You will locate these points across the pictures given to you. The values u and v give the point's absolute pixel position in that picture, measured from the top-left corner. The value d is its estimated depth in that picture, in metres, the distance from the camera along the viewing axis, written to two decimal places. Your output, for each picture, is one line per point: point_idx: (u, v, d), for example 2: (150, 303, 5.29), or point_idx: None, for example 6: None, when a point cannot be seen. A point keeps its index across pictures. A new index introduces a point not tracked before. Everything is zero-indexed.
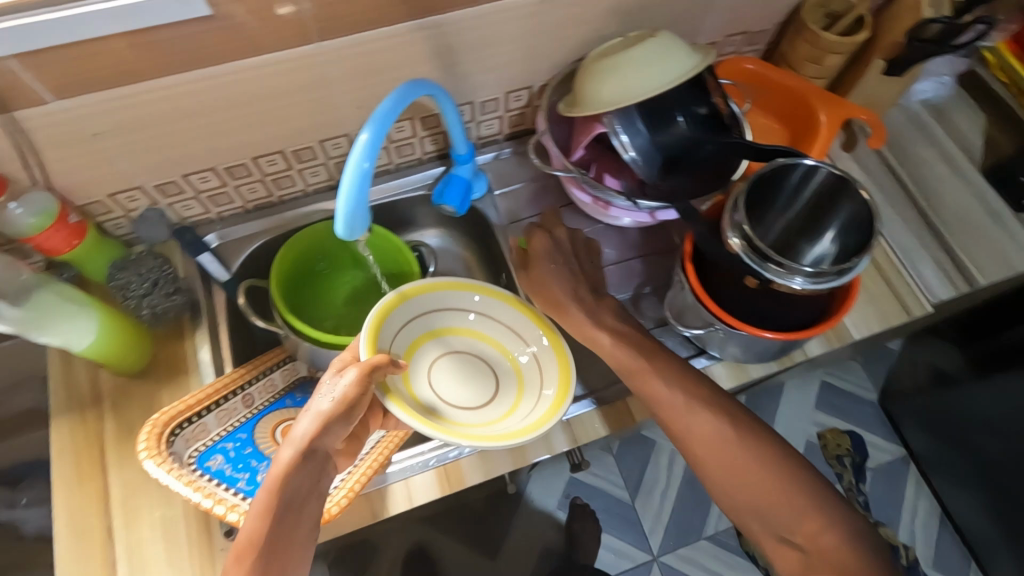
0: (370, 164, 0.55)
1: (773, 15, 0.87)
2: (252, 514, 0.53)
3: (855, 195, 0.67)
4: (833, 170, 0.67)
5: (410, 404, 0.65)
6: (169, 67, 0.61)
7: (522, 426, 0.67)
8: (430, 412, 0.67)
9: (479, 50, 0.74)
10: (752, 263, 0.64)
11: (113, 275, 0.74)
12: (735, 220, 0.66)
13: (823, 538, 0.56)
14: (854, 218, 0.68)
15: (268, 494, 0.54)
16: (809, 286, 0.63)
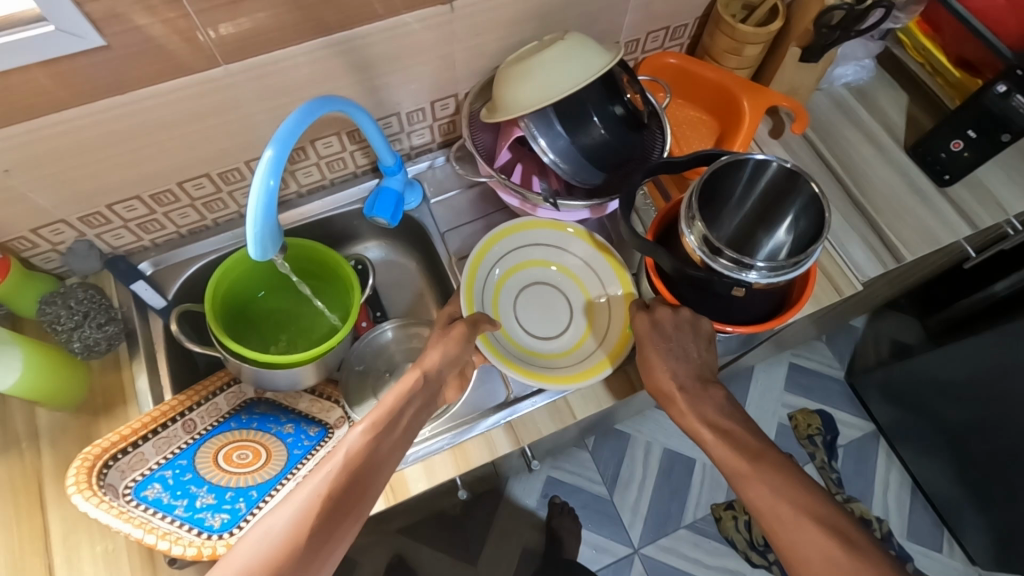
0: (276, 181, 0.55)
1: (690, 9, 0.89)
2: (357, 430, 0.59)
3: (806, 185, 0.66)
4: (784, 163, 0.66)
5: (500, 346, 0.75)
6: (72, 99, 0.61)
7: (591, 368, 0.74)
8: (515, 347, 0.76)
9: (395, 61, 0.74)
10: (704, 258, 0.65)
11: (43, 309, 0.74)
12: (689, 215, 0.66)
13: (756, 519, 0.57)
14: (809, 206, 0.67)
15: (379, 416, 0.61)
16: (765, 278, 0.63)
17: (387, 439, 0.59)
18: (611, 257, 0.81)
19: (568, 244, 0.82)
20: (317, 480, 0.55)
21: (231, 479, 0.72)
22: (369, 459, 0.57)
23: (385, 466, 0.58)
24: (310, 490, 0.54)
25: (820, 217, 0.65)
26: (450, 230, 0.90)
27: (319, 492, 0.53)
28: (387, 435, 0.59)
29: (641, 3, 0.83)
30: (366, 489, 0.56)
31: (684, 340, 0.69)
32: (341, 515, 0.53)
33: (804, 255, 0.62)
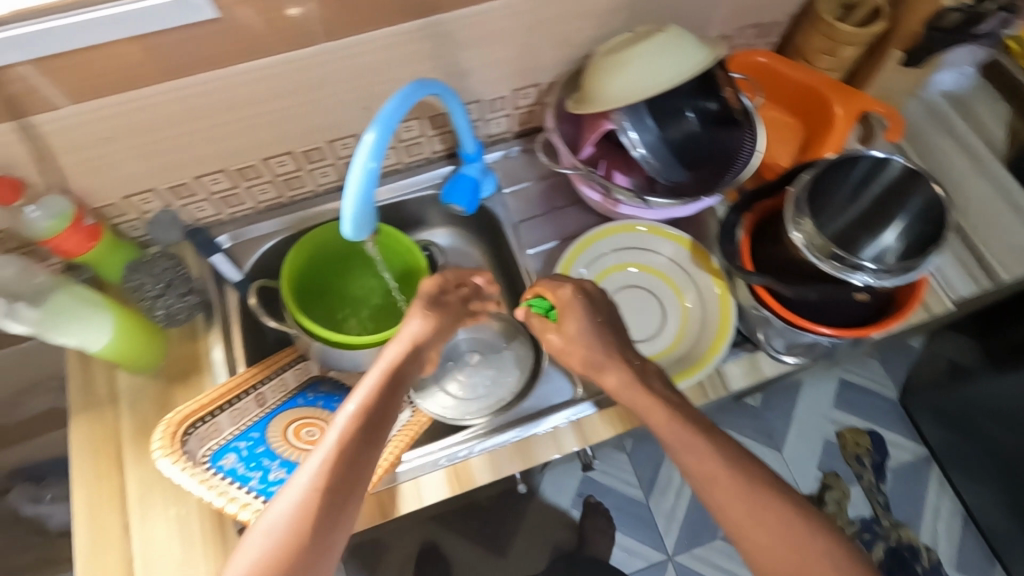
0: (376, 164, 0.55)
1: (786, 6, 0.85)
2: (345, 416, 0.61)
3: (927, 189, 0.62)
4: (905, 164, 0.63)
5: None
6: (175, 71, 0.61)
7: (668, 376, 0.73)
8: None
9: (485, 47, 0.73)
10: (813, 259, 0.62)
11: (129, 275, 0.76)
12: (798, 212, 0.63)
13: (821, 544, 0.55)
14: (925, 212, 0.63)
15: (365, 402, 0.62)
16: (874, 282, 0.60)
17: (375, 427, 0.61)
18: (710, 263, 0.78)
19: (669, 246, 0.80)
20: (314, 468, 0.57)
21: (301, 456, 0.73)
22: (360, 448, 0.59)
23: (355, 484, 0.58)
24: (308, 479, 0.56)
25: (940, 224, 0.61)
26: (522, 221, 0.88)
27: (319, 482, 0.56)
28: (372, 424, 0.61)
29: None
30: (357, 479, 0.58)
31: (607, 312, 0.70)
32: (337, 505, 0.56)
33: (917, 261, 0.60)
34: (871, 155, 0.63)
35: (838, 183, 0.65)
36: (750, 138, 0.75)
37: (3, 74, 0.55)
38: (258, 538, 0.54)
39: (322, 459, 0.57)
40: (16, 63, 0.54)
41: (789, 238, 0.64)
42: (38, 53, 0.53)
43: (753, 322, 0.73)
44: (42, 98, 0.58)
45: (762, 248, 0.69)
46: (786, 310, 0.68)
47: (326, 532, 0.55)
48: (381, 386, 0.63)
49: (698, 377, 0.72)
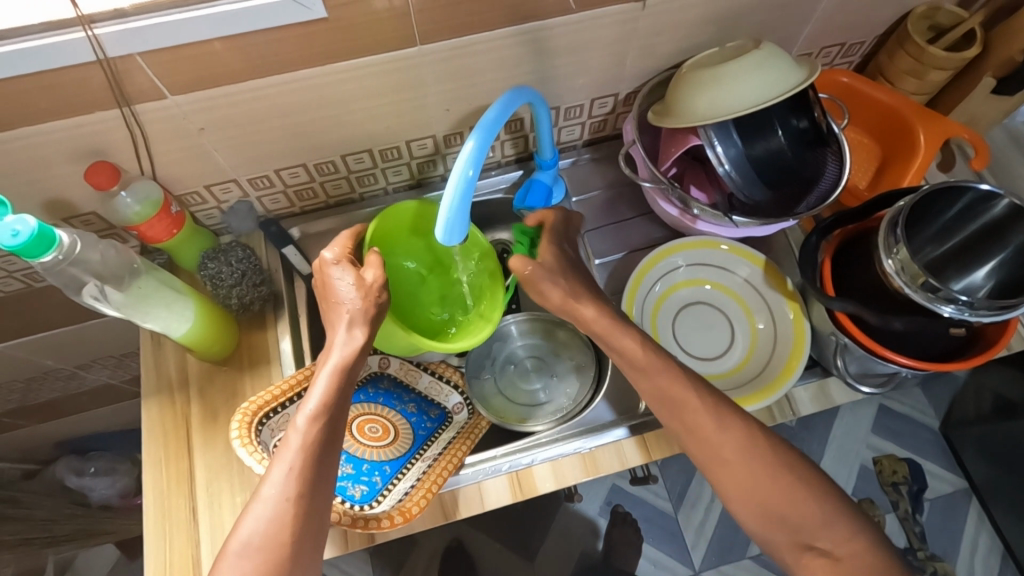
0: (473, 172, 0.55)
1: (874, 25, 0.83)
2: (306, 417, 0.58)
3: None
4: (1014, 202, 0.60)
5: None
6: (273, 68, 0.62)
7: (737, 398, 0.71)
8: None
9: (572, 54, 0.73)
10: (904, 288, 0.61)
11: (206, 263, 0.76)
12: (893, 238, 0.61)
13: (839, 532, 0.57)
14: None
15: (325, 400, 0.59)
16: (959, 316, 0.58)
17: (333, 429, 0.58)
18: (784, 284, 0.77)
19: (742, 266, 0.79)
20: (280, 478, 0.55)
21: (366, 452, 0.74)
22: (325, 448, 0.57)
23: (322, 483, 0.56)
24: (278, 489, 0.55)
25: None
26: (589, 230, 0.87)
27: (289, 492, 0.54)
28: (332, 428, 0.58)
29: (828, 14, 0.79)
30: (326, 483, 0.57)
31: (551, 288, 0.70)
32: (312, 510, 0.55)
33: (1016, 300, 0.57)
34: (978, 188, 0.61)
35: (935, 212, 0.63)
36: (835, 162, 0.74)
37: (118, 64, 0.56)
38: (235, 554, 0.53)
39: (289, 469, 0.55)
40: (134, 54, 0.55)
41: (880, 263, 0.63)
42: (154, 45, 0.55)
43: (829, 348, 0.72)
44: (148, 87, 0.59)
45: (849, 271, 0.68)
46: (865, 335, 0.66)
47: (307, 541, 0.54)
48: (335, 384, 0.61)
49: (767, 402, 0.71)
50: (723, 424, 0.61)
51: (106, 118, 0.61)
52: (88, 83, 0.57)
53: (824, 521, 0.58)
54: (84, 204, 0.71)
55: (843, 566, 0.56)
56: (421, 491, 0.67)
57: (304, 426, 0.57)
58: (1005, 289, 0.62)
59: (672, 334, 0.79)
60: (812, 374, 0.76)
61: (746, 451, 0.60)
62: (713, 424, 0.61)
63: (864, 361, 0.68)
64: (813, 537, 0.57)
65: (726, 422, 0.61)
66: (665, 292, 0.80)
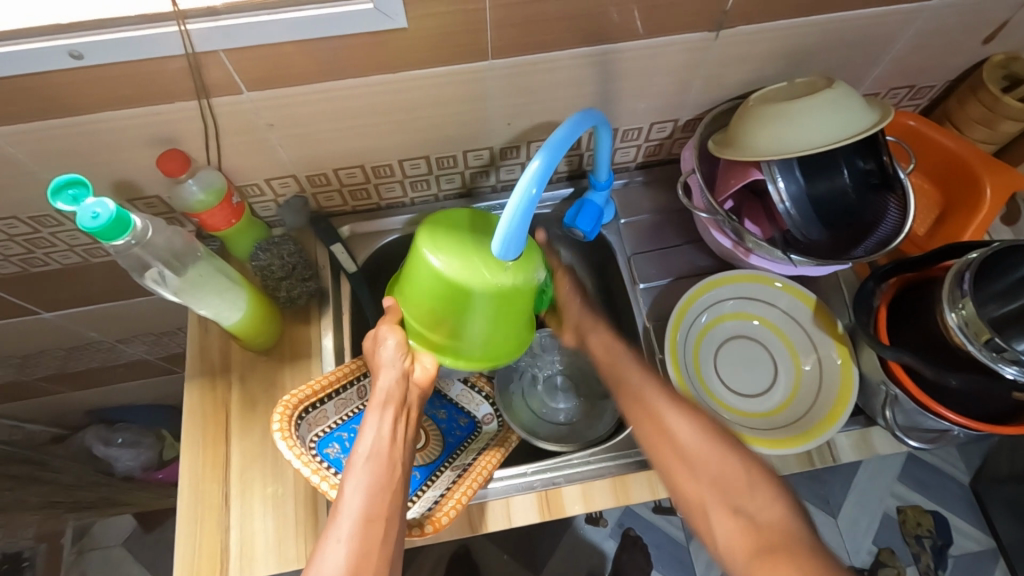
0: (537, 190, 0.54)
1: (947, 71, 0.82)
2: (360, 465, 0.58)
3: None
4: None
5: (697, 394, 0.74)
6: (345, 72, 0.63)
7: (775, 439, 0.70)
8: (711, 397, 0.75)
9: (639, 78, 0.73)
10: (966, 344, 0.59)
11: (258, 254, 0.78)
12: (959, 292, 0.60)
13: (773, 510, 0.56)
14: None
15: (376, 445, 0.60)
16: None
17: (382, 510, 0.56)
18: (836, 328, 0.75)
19: (791, 304, 0.78)
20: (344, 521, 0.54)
21: None
22: (383, 491, 0.57)
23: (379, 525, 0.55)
24: (341, 537, 0.53)
25: None
26: (636, 254, 0.87)
27: (348, 538, 0.53)
28: (381, 510, 0.55)
29: (902, 56, 0.77)
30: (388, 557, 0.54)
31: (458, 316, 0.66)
32: (380, 552, 0.53)
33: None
34: None
35: None
36: (896, 209, 0.72)
37: (202, 58, 0.57)
38: None
39: (352, 507, 0.55)
40: (219, 50, 0.57)
41: (942, 316, 0.62)
42: (240, 42, 0.56)
43: (878, 398, 0.70)
44: (228, 82, 0.61)
45: (906, 320, 0.67)
46: (915, 387, 0.65)
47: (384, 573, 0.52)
48: (375, 464, 0.58)
49: (806, 446, 0.69)
50: (677, 420, 0.64)
51: (184, 108, 0.63)
52: (171, 74, 0.59)
53: (756, 487, 0.58)
54: (150, 188, 0.74)
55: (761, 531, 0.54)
56: (450, 501, 0.67)
57: (352, 510, 0.55)
58: None
59: (710, 368, 0.78)
60: (857, 421, 0.74)
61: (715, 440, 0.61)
62: (684, 427, 0.63)
63: (909, 413, 0.67)
64: (742, 502, 0.57)
65: (686, 412, 0.64)
66: (710, 323, 0.79)
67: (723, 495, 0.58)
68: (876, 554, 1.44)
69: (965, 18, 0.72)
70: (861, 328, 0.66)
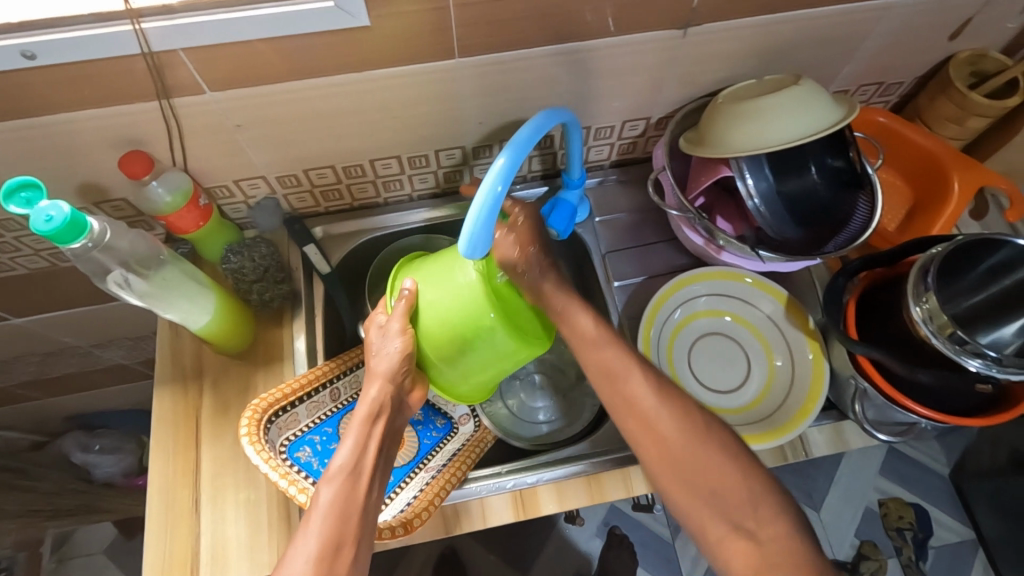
0: (502, 188, 0.55)
1: (916, 68, 0.82)
2: (331, 481, 0.57)
3: None
4: None
5: None
6: (310, 71, 0.62)
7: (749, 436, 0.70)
8: None
9: (610, 76, 0.73)
10: (931, 337, 0.59)
11: (229, 257, 0.77)
12: (923, 287, 0.60)
13: (776, 528, 0.52)
14: None
15: (352, 457, 0.59)
16: (988, 371, 0.57)
17: (349, 534, 0.55)
18: (808, 324, 0.76)
19: (765, 300, 0.78)
20: (309, 535, 0.54)
21: None
22: (351, 507, 0.56)
23: (345, 543, 0.54)
24: (304, 551, 0.53)
25: None
26: (611, 252, 0.87)
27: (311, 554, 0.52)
28: (349, 535, 0.55)
29: (871, 53, 0.78)
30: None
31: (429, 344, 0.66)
32: (340, 569, 0.52)
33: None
34: (1015, 244, 0.60)
35: (969, 263, 0.62)
36: (865, 204, 0.72)
37: (161, 58, 0.57)
38: None
39: (320, 521, 0.55)
40: (177, 49, 0.56)
41: (908, 310, 0.62)
42: (198, 41, 0.55)
43: (847, 392, 0.70)
44: (189, 82, 0.60)
45: (874, 315, 0.67)
46: (884, 382, 0.65)
47: None
48: (343, 481, 0.57)
49: (780, 442, 0.70)
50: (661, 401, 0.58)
51: (145, 109, 0.62)
52: (130, 75, 0.58)
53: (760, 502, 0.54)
54: (115, 190, 0.72)
55: (764, 550, 0.51)
56: (422, 503, 0.66)
57: (318, 534, 0.54)
58: None
59: (687, 370, 0.77)
60: (830, 417, 0.74)
61: (696, 443, 0.56)
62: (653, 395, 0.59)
63: (879, 407, 0.67)
64: (741, 518, 0.53)
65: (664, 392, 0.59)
66: (683, 322, 0.79)
67: (720, 510, 0.54)
68: (859, 547, 1.45)
69: (932, 16, 0.73)
70: (830, 324, 0.66)
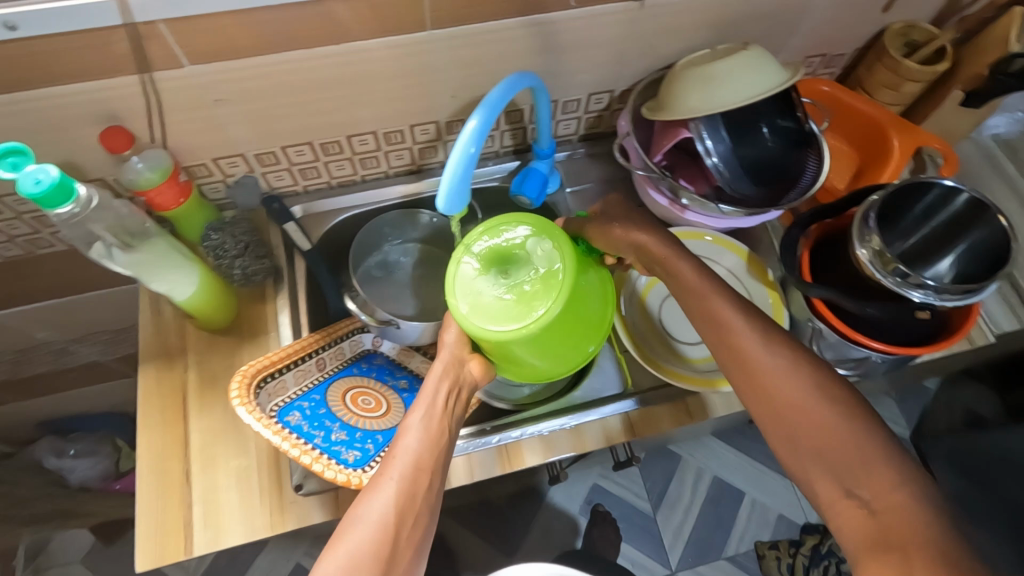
0: (476, 149, 0.58)
1: (856, 39, 0.89)
2: (415, 416, 0.60)
3: (990, 220, 0.65)
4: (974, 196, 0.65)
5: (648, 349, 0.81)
6: (291, 44, 0.65)
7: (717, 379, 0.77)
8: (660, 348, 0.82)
9: (575, 49, 0.77)
10: (877, 275, 0.65)
11: (210, 234, 0.79)
12: (865, 231, 0.66)
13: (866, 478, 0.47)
14: (983, 243, 0.66)
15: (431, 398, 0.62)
16: (929, 301, 0.63)
17: (416, 493, 0.55)
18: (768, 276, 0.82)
19: (723, 255, 0.83)
20: (395, 459, 0.57)
21: (359, 421, 0.76)
22: (435, 440, 0.59)
23: (427, 471, 0.56)
24: (391, 472, 0.55)
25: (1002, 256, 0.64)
26: None
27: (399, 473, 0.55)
28: (415, 494, 0.54)
29: (813, 26, 0.84)
30: (415, 541, 0.53)
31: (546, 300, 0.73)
32: (420, 492, 0.55)
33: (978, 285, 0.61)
34: (940, 185, 0.66)
35: (903, 207, 0.68)
36: (814, 162, 0.78)
37: (141, 30, 0.59)
38: (351, 520, 0.52)
39: (406, 446, 0.57)
40: (158, 21, 0.58)
41: (854, 253, 0.67)
42: (181, 12, 0.58)
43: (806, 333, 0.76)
44: (168, 54, 0.62)
45: (826, 262, 0.73)
46: (839, 322, 0.70)
47: (423, 511, 0.54)
48: (426, 416, 0.60)
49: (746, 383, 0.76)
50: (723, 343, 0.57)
51: (124, 83, 0.64)
52: (109, 47, 0.59)
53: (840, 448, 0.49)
54: (94, 169, 0.73)
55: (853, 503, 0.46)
56: None
57: (385, 490, 0.54)
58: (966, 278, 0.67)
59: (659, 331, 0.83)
60: None
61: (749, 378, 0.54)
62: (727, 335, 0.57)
63: (837, 346, 0.72)
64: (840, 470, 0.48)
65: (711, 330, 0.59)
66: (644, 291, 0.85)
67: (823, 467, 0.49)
68: None
69: None
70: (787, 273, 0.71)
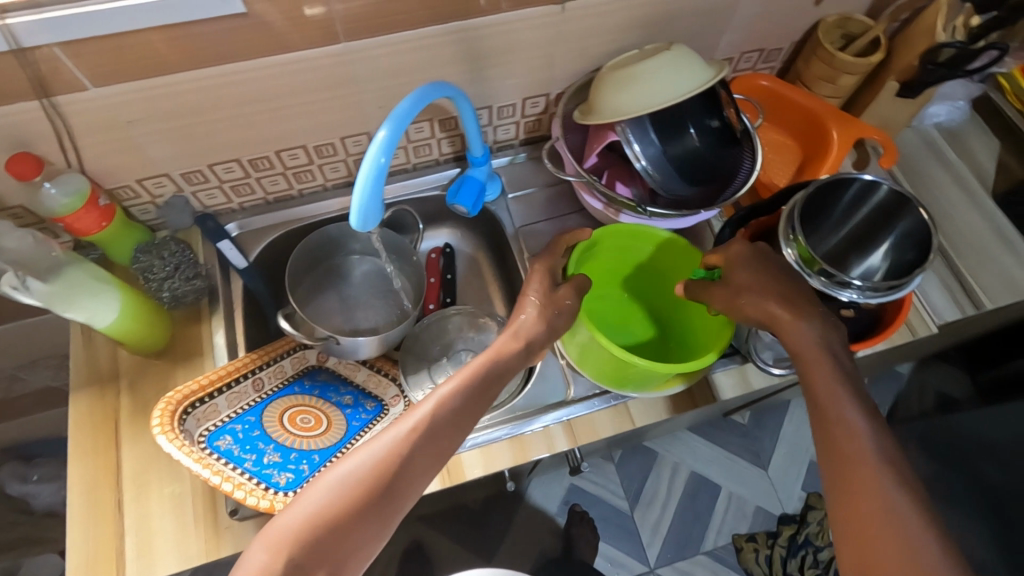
0: (386, 159, 0.57)
1: (791, 33, 0.88)
2: (421, 411, 0.58)
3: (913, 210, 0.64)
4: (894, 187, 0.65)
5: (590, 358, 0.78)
6: (198, 62, 0.63)
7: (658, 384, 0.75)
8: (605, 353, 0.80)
9: (500, 54, 0.76)
10: (805, 276, 0.64)
11: (138, 257, 0.77)
12: (790, 231, 0.65)
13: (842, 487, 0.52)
14: (909, 234, 0.65)
15: (445, 400, 0.59)
16: (858, 299, 0.62)
17: (385, 493, 0.53)
18: None
19: None
20: (376, 447, 0.55)
21: (296, 442, 0.75)
22: (426, 442, 0.56)
23: (403, 470, 0.54)
24: (365, 459, 0.54)
25: (927, 246, 0.63)
26: (524, 226, 0.90)
27: (373, 466, 0.54)
28: (386, 494, 0.53)
29: (744, 22, 0.83)
30: (359, 537, 0.51)
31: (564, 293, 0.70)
32: (387, 497, 0.53)
33: (904, 280, 0.61)
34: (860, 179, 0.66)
35: (828, 203, 0.68)
36: (748, 157, 0.78)
37: (35, 54, 0.57)
38: (306, 496, 0.52)
39: (393, 438, 0.55)
40: (53, 44, 0.57)
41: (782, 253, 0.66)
42: (74, 34, 0.56)
43: (743, 333, 0.76)
44: (69, 77, 0.60)
45: None
46: None
47: (379, 513, 0.52)
48: (431, 415, 0.58)
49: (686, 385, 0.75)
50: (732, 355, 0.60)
51: (27, 109, 0.62)
52: (3, 73, 0.58)
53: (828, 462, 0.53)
54: (11, 197, 0.72)
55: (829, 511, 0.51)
56: None
57: (354, 473, 0.53)
58: (898, 269, 0.66)
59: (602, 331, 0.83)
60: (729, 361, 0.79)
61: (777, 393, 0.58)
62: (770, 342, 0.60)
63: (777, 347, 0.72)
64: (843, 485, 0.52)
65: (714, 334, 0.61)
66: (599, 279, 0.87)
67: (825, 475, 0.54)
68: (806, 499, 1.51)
69: None
70: None
